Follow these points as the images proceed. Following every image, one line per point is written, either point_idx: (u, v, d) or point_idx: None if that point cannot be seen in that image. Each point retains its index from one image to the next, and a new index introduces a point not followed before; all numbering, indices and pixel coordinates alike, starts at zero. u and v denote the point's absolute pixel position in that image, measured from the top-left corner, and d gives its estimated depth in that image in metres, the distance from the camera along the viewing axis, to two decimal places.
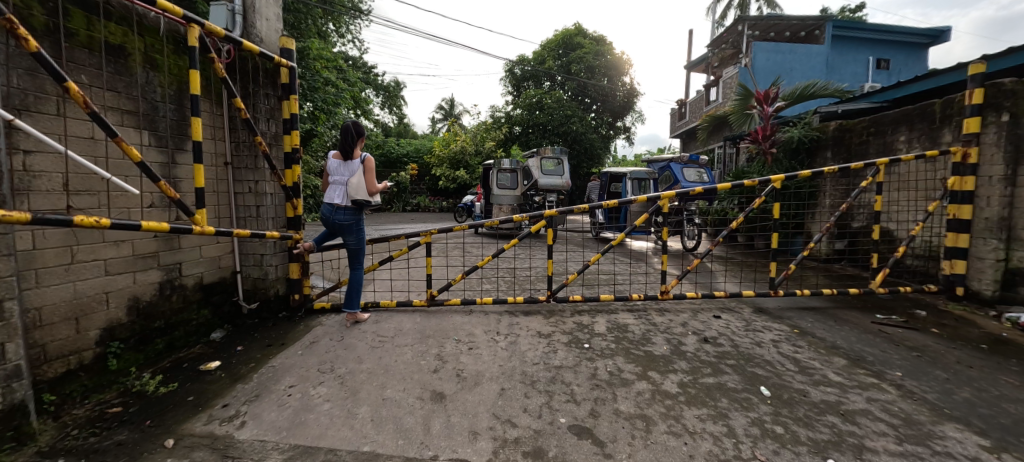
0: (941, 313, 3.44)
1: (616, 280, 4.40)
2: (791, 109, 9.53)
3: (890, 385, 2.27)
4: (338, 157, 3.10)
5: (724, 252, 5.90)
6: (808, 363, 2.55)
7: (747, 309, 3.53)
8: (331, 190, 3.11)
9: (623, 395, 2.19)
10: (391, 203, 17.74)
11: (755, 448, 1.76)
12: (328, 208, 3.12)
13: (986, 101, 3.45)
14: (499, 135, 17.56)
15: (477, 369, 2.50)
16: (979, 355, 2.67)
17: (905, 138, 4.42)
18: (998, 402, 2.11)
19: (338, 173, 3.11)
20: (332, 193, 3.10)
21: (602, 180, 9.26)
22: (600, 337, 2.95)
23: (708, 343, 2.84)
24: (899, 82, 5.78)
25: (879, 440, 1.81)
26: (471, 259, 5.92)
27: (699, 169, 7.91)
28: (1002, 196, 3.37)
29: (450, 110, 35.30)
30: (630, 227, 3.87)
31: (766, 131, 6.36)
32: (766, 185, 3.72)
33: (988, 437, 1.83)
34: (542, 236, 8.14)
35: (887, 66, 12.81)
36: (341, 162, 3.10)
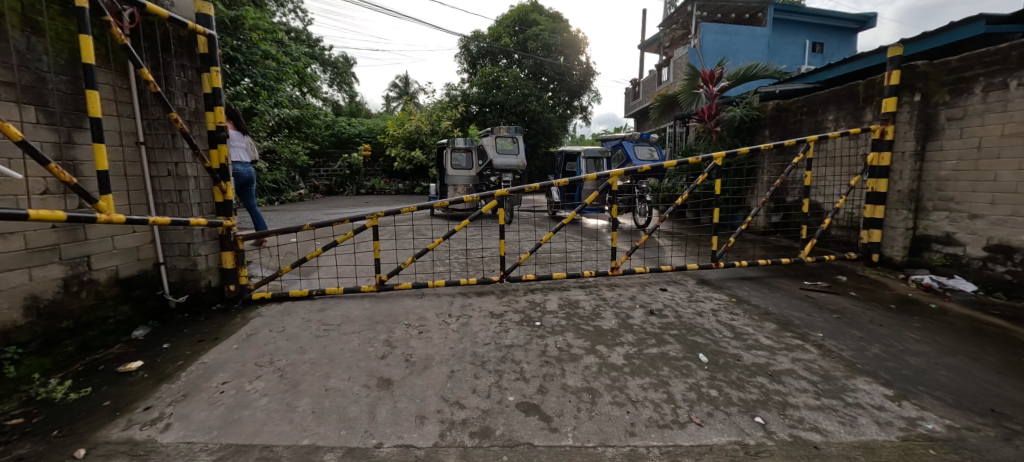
0: (859, 277, 3.79)
1: (569, 258, 4.47)
2: (735, 91, 10.01)
3: (812, 345, 2.48)
4: (233, 129, 4.13)
5: (672, 228, 6.16)
6: (743, 329, 2.71)
7: (691, 281, 3.71)
8: (234, 153, 4.15)
9: (571, 370, 2.24)
10: (344, 186, 16.73)
11: (691, 412, 1.87)
12: (238, 166, 4.18)
13: (902, 82, 3.73)
14: (455, 114, 16.91)
15: (427, 352, 2.45)
16: (889, 314, 2.96)
17: (833, 117, 4.72)
18: (902, 356, 2.36)
19: (236, 139, 4.16)
20: (240, 153, 4.15)
21: (557, 160, 9.39)
22: (552, 314, 2.99)
23: (655, 315, 2.96)
24: (830, 63, 6.07)
25: (801, 396, 1.97)
26: (422, 241, 5.81)
27: (650, 147, 8.09)
28: (912, 171, 3.71)
29: (405, 88, 33.94)
30: (582, 205, 3.71)
31: (711, 111, 6.66)
32: (708, 163, 3.77)
33: (892, 387, 2.04)
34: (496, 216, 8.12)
35: (822, 49, 13.58)
36: (239, 132, 4.19)
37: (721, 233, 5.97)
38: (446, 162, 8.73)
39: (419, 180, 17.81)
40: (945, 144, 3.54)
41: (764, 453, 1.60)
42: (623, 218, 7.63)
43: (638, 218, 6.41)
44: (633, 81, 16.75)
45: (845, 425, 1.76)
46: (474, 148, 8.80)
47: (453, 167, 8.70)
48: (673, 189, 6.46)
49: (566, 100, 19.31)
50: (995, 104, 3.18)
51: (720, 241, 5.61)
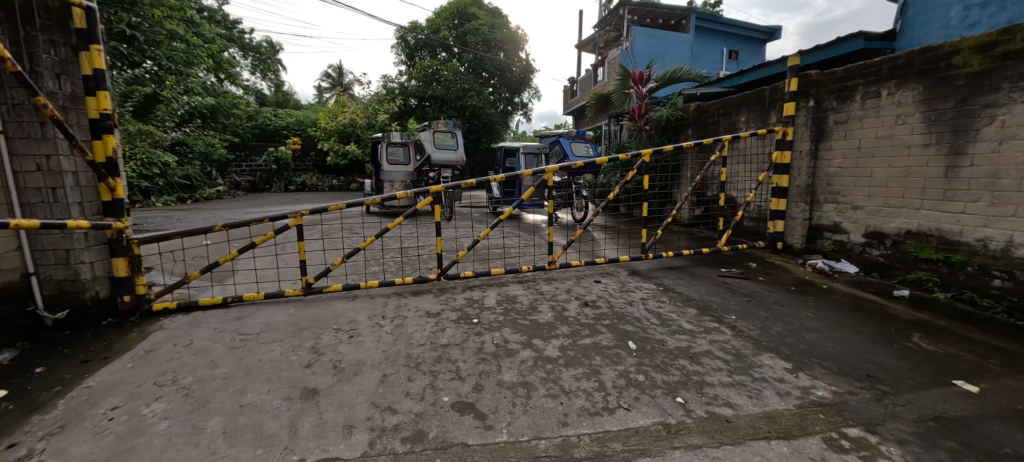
0: (767, 263, 4.24)
1: (507, 253, 4.51)
2: (663, 92, 10.69)
3: (727, 327, 2.72)
4: None
5: (606, 222, 6.46)
6: (668, 315, 2.91)
7: (623, 272, 3.91)
8: None
9: (507, 366, 2.25)
10: (271, 182, 15.29)
11: (620, 397, 1.96)
12: None
13: (799, 89, 4.20)
14: (393, 107, 16.29)
15: (358, 357, 2.33)
16: (789, 295, 3.35)
17: (744, 119, 5.21)
18: (799, 332, 2.67)
19: None
20: None
21: (497, 155, 9.43)
22: (489, 310, 3.00)
23: (588, 306, 3.08)
24: (742, 69, 6.69)
25: (716, 375, 2.15)
26: (354, 241, 5.54)
27: (585, 144, 8.39)
28: (808, 168, 4.20)
29: (339, 79, 32.03)
30: (518, 201, 3.70)
31: (641, 111, 7.05)
32: (637, 159, 3.96)
33: (790, 360, 2.30)
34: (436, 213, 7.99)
35: (737, 57, 14.92)
36: None
37: (650, 226, 6.37)
38: (381, 157, 8.41)
39: (355, 176, 16.95)
40: (833, 144, 4.04)
41: (684, 431, 1.72)
42: (561, 213, 7.86)
43: (575, 213, 6.64)
44: (571, 79, 17.23)
45: (752, 398, 1.95)
46: (411, 143, 8.67)
47: (389, 162, 8.42)
48: (608, 184, 6.77)
49: (508, 96, 19.40)
50: (870, 110, 3.68)
51: (650, 233, 6.00)
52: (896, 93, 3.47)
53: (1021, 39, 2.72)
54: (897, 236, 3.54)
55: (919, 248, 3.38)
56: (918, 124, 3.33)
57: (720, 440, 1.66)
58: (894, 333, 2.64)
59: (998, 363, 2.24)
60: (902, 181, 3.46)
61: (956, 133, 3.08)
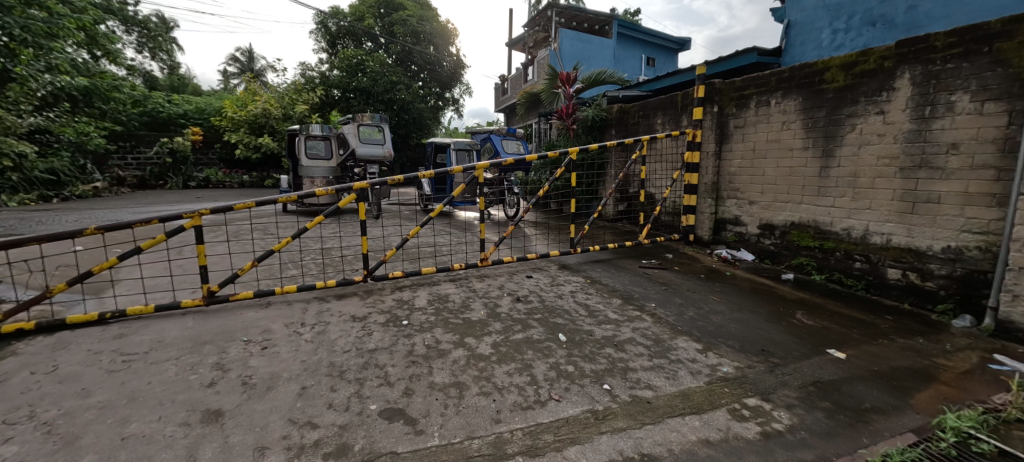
0: (680, 254, 4.67)
1: (438, 251, 4.45)
2: (590, 93, 11.21)
3: (647, 314, 2.94)
4: None
5: (538, 218, 6.64)
6: (595, 306, 3.07)
7: (553, 267, 4.06)
8: None
9: (440, 367, 2.21)
10: (164, 178, 13.53)
11: (551, 389, 2.02)
12: None
13: (706, 95, 4.66)
14: (313, 97, 15.13)
15: (273, 371, 2.13)
16: (699, 282, 3.72)
17: (660, 121, 5.67)
18: (707, 315, 2.97)
19: None
20: None
21: (428, 150, 9.21)
22: (420, 311, 2.94)
23: (520, 301, 3.14)
24: (659, 75, 7.24)
25: (638, 360, 2.31)
26: (267, 243, 5.08)
27: (517, 141, 8.55)
28: (713, 167, 4.69)
29: (248, 63, 28.91)
30: (449, 198, 3.60)
31: (569, 110, 7.27)
32: (565, 157, 4.10)
33: (700, 341, 2.55)
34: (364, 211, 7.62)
35: (655, 64, 16.14)
36: None
37: (579, 221, 6.68)
38: (299, 151, 7.81)
39: (270, 172, 15.46)
40: (733, 146, 4.55)
41: (610, 415, 1.82)
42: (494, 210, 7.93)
43: (507, 209, 6.74)
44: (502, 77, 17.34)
45: (669, 378, 2.13)
46: (333, 136, 8.12)
47: (308, 157, 7.88)
48: (538, 181, 6.97)
49: (439, 91, 19.02)
50: (762, 117, 4.19)
51: (578, 228, 6.29)
52: (782, 103, 3.99)
53: (872, 61, 3.26)
54: (783, 227, 4.09)
55: (800, 237, 3.94)
56: (799, 130, 3.87)
57: (642, 421, 1.78)
58: (782, 312, 3.05)
59: (858, 332, 2.69)
60: (787, 180, 4.00)
61: (827, 138, 3.63)
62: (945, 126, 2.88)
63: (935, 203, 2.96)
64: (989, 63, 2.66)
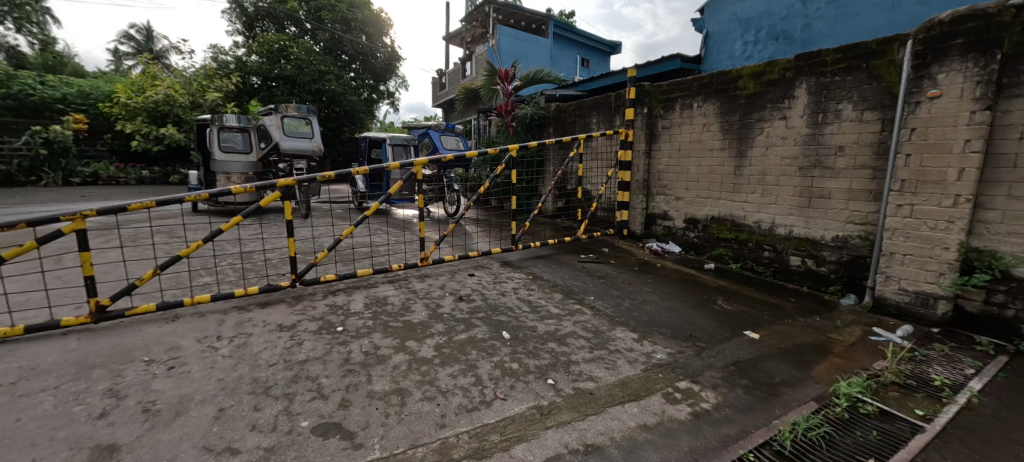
0: (616, 248, 4.90)
1: (375, 251, 4.24)
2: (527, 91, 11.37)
3: (587, 307, 3.03)
4: None
5: (479, 215, 6.63)
6: (538, 302, 3.10)
7: (495, 264, 4.04)
8: None
9: (379, 374, 2.07)
10: (35, 173, 11.34)
11: (497, 388, 1.99)
12: None
13: (636, 97, 4.94)
14: (228, 85, 13.61)
15: (180, 393, 1.85)
16: (633, 274, 3.92)
17: (595, 121, 5.90)
18: (642, 305, 3.14)
19: None
20: None
21: (362, 145, 8.73)
22: (356, 316, 2.76)
23: (463, 301, 3.08)
24: (593, 76, 7.50)
25: (581, 352, 2.36)
26: (174, 247, 4.49)
27: (456, 138, 8.42)
28: (644, 165, 4.99)
29: (145, 43, 25.23)
30: (386, 196, 3.40)
31: (507, 107, 7.28)
32: (505, 154, 4.08)
33: (637, 330, 2.69)
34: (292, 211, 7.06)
35: (588, 65, 16.81)
36: None
37: (519, 218, 6.77)
38: (211, 143, 7.01)
39: (176, 167, 13.64)
40: (661, 146, 4.85)
41: (556, 410, 1.83)
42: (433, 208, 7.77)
43: (448, 207, 6.65)
44: (439, 71, 16.98)
45: (609, 368, 2.20)
46: (253, 128, 7.34)
47: (223, 149, 7.08)
48: (479, 179, 6.94)
49: (374, 83, 18.16)
50: (686, 119, 4.52)
51: (519, 224, 6.38)
52: (702, 106, 4.33)
53: (776, 71, 3.66)
54: (705, 221, 4.45)
55: (719, 230, 4.31)
56: (717, 132, 4.23)
57: (586, 412, 1.82)
58: (706, 298, 3.32)
59: (768, 314, 3.01)
60: (708, 177, 4.36)
61: (740, 140, 4.01)
62: (833, 131, 3.31)
63: (826, 198, 3.39)
64: (866, 78, 3.09)
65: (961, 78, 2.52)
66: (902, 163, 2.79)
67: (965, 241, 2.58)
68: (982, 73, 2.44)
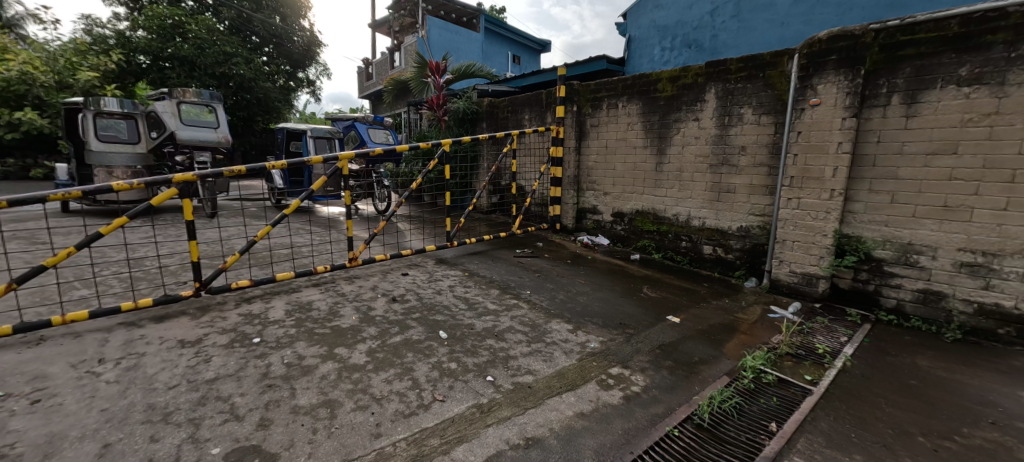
0: (549, 242, 5.04)
1: (296, 253, 3.89)
2: (459, 85, 11.19)
3: (523, 302, 3.07)
4: None
5: (412, 212, 6.43)
6: (475, 299, 3.07)
7: (430, 262, 3.93)
8: None
9: (303, 387, 1.89)
10: None
11: (435, 390, 1.92)
12: None
13: (566, 95, 5.11)
14: (105, 62, 11.55)
15: (43, 433, 1.51)
16: (567, 267, 4.05)
17: (527, 117, 5.99)
18: (576, 297, 3.25)
19: None
20: None
21: (278, 137, 7.98)
22: (275, 325, 2.49)
23: (397, 301, 2.94)
24: (525, 73, 7.57)
25: (519, 347, 2.38)
26: (33, 257, 3.70)
27: (386, 131, 8.13)
28: (574, 162, 5.18)
29: None
30: (308, 193, 3.11)
31: (439, 100, 7.17)
32: (438, 148, 3.95)
33: (571, 321, 2.77)
34: (195, 210, 6.23)
35: (519, 62, 17.06)
36: None
37: (454, 214, 6.68)
38: (84, 130, 5.87)
39: None
40: (590, 143, 5.06)
41: (496, 406, 1.82)
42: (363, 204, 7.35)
43: (378, 204, 6.34)
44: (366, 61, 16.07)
45: (547, 361, 2.24)
46: (141, 114, 6.44)
47: (101, 138, 6.02)
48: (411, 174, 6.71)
49: (291, 70, 16.55)
50: (612, 118, 4.76)
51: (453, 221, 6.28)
52: (627, 106, 4.59)
53: (689, 76, 3.99)
54: (631, 214, 4.73)
55: (643, 223, 4.62)
56: (640, 131, 4.51)
57: (526, 406, 1.83)
58: (633, 287, 3.54)
59: (686, 299, 3.29)
60: (632, 174, 4.64)
61: (660, 139, 4.32)
62: (737, 132, 3.70)
63: (732, 192, 3.79)
64: (762, 86, 3.49)
65: (833, 89, 2.95)
66: (791, 162, 3.21)
67: (838, 229, 3.04)
68: (850, 85, 2.87)
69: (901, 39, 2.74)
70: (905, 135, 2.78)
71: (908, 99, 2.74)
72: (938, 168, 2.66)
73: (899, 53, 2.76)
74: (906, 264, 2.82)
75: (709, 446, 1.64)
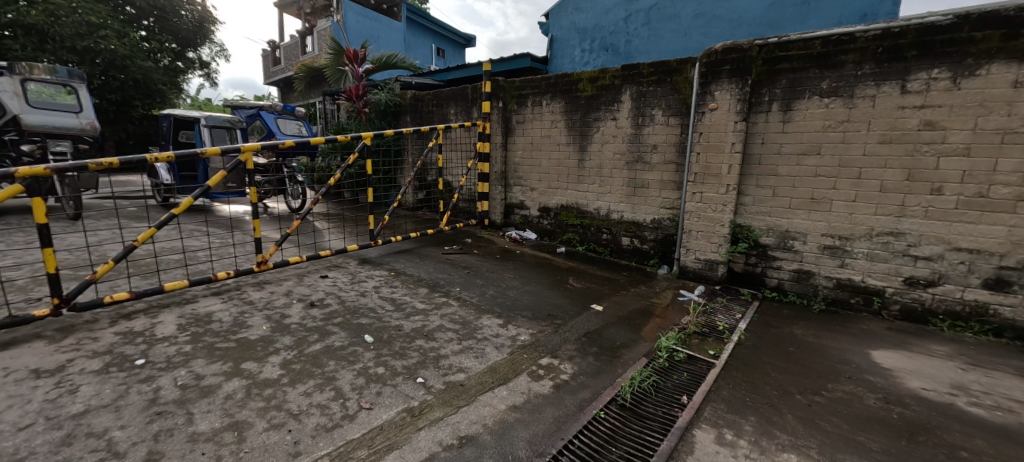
0: (478, 238, 5.04)
1: (189, 260, 3.42)
2: (379, 76, 10.74)
3: (453, 299, 3.02)
4: None
5: (331, 210, 6.05)
6: (402, 299, 2.95)
7: (353, 262, 3.70)
8: None
9: (203, 410, 1.65)
10: None
11: (361, 398, 1.80)
12: None
13: (492, 91, 5.13)
14: None
15: None
16: (496, 263, 4.08)
17: (453, 111, 5.91)
18: (506, 291, 3.29)
19: None
20: None
21: (164, 126, 6.97)
22: (165, 342, 2.15)
23: (315, 307, 2.71)
24: (450, 67, 7.44)
25: (450, 345, 2.33)
26: None
27: (298, 122, 7.69)
28: (501, 158, 5.23)
29: None
30: (203, 190, 2.72)
31: (358, 91, 6.85)
32: (358, 141, 3.71)
33: (502, 316, 2.79)
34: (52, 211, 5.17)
35: (444, 55, 16.75)
36: None
37: (377, 211, 6.42)
38: None
39: None
40: (517, 139, 5.14)
41: (427, 408, 1.76)
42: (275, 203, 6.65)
43: (291, 201, 5.86)
44: (273, 44, 14.59)
45: (478, 357, 2.23)
46: None
47: None
48: (330, 169, 6.29)
49: (183, 44, 13.68)
50: (537, 115, 4.88)
51: (376, 218, 6.00)
52: (551, 104, 4.73)
53: (607, 78, 4.23)
54: (556, 209, 4.90)
55: (568, 217, 4.81)
56: (563, 128, 4.68)
57: (458, 405, 1.80)
58: (559, 279, 3.67)
59: (608, 287, 3.49)
60: (557, 170, 4.81)
61: (582, 137, 4.53)
62: (649, 132, 4.01)
63: (646, 187, 4.11)
64: (670, 90, 3.83)
65: (727, 96, 3.33)
66: (695, 160, 3.56)
67: (733, 219, 3.44)
68: (740, 93, 3.26)
69: (779, 55, 3.17)
70: (782, 137, 3.23)
71: (785, 106, 3.19)
72: (807, 166, 3.14)
73: (777, 67, 3.19)
74: (785, 248, 3.29)
75: (631, 424, 1.76)
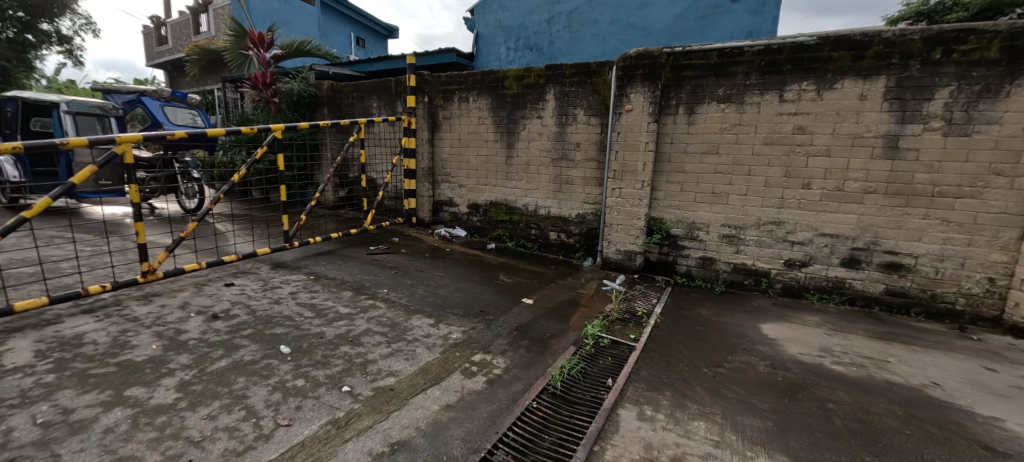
0: (405, 237, 4.88)
1: (47, 273, 2.87)
2: (290, 64, 9.98)
3: (380, 301, 2.90)
4: None
5: (236, 210, 5.53)
6: (323, 304, 2.76)
7: (264, 267, 3.37)
8: None
9: (73, 450, 1.39)
10: None
11: (279, 414, 1.65)
12: None
13: (416, 85, 5.00)
14: None
15: None
16: (425, 262, 3.98)
17: (376, 105, 5.64)
18: (436, 290, 3.23)
19: None
20: None
21: (6, 111, 5.72)
22: (15, 374, 1.77)
23: (220, 319, 2.43)
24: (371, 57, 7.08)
25: (378, 349, 2.23)
26: None
27: (194, 113, 6.85)
28: (428, 154, 5.12)
29: None
30: (66, 187, 2.27)
31: (266, 78, 6.20)
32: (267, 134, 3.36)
33: (433, 316, 2.74)
34: None
35: (365, 45, 15.87)
36: None
37: (292, 210, 5.97)
38: None
39: None
40: (445, 135, 5.06)
41: (355, 417, 1.67)
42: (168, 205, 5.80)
43: (186, 201, 5.25)
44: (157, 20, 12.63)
45: (409, 359, 2.16)
46: None
47: None
48: (233, 164, 5.70)
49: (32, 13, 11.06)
50: (465, 112, 4.85)
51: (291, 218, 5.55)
52: (478, 101, 4.73)
53: (531, 77, 4.33)
54: (486, 206, 4.92)
55: (497, 213, 4.85)
56: (491, 125, 4.71)
57: (388, 410, 1.73)
58: (490, 276, 3.70)
59: (537, 281, 3.60)
60: (485, 167, 4.82)
61: (510, 134, 4.59)
62: (573, 130, 4.20)
63: (571, 184, 4.29)
64: (591, 91, 4.03)
65: (642, 98, 3.59)
66: (615, 158, 3.79)
67: (648, 212, 3.74)
68: (651, 96, 3.55)
69: (683, 63, 3.49)
70: (689, 138, 3.57)
71: (690, 110, 3.53)
72: (709, 164, 3.51)
73: (682, 74, 3.51)
74: (692, 238, 3.66)
75: (562, 411, 1.83)
